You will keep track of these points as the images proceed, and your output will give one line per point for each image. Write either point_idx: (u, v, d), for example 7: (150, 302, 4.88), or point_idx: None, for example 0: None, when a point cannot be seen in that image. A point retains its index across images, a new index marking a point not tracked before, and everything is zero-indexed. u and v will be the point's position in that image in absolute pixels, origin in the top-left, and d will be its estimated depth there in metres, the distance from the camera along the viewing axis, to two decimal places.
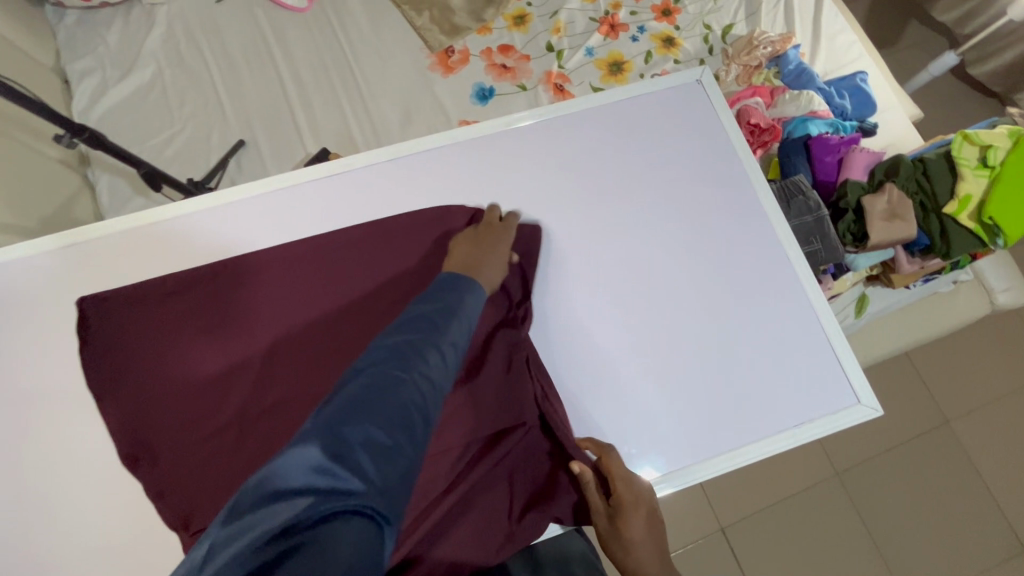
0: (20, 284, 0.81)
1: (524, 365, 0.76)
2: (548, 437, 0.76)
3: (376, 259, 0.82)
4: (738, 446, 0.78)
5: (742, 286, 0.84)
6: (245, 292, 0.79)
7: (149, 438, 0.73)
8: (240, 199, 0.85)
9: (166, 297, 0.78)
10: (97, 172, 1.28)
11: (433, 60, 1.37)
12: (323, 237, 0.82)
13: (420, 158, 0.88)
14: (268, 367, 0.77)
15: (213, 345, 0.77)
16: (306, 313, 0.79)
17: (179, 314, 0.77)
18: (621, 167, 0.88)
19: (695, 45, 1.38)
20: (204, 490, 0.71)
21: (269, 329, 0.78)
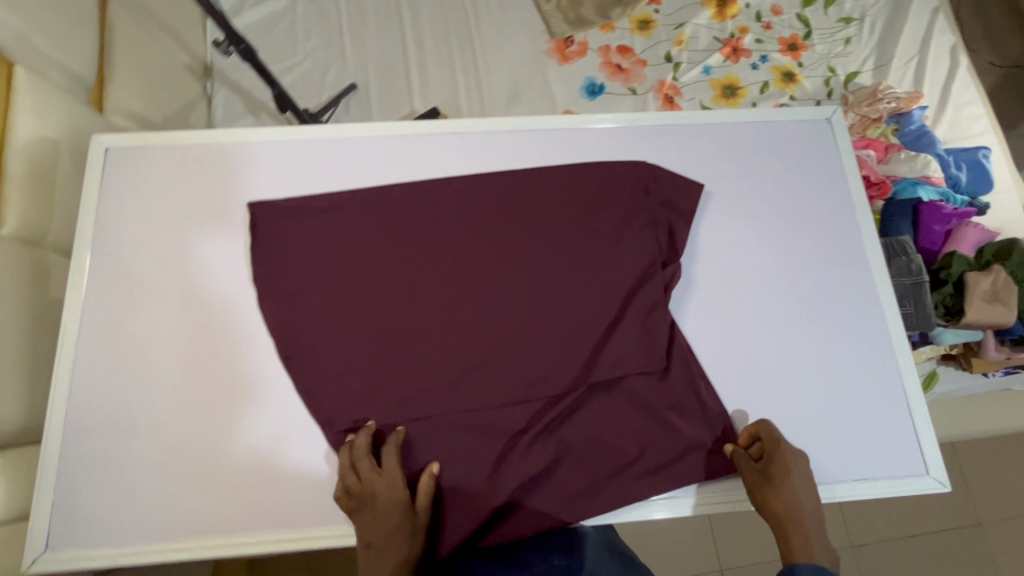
0: (146, 170, 0.83)
1: (645, 321, 0.79)
2: (654, 394, 0.78)
3: (523, 185, 0.83)
4: None
5: (839, 328, 0.81)
6: (389, 211, 0.80)
7: (302, 336, 0.76)
8: (348, 136, 0.84)
9: (314, 211, 0.80)
10: (216, 85, 1.35)
11: (551, 46, 1.38)
12: (463, 175, 0.83)
13: (529, 135, 0.86)
14: (413, 284, 0.78)
15: (359, 253, 0.78)
16: (450, 232, 0.80)
17: (317, 226, 0.80)
18: (730, 188, 0.86)
19: (815, 85, 1.35)
20: (350, 395, 0.75)
21: (414, 245, 0.79)
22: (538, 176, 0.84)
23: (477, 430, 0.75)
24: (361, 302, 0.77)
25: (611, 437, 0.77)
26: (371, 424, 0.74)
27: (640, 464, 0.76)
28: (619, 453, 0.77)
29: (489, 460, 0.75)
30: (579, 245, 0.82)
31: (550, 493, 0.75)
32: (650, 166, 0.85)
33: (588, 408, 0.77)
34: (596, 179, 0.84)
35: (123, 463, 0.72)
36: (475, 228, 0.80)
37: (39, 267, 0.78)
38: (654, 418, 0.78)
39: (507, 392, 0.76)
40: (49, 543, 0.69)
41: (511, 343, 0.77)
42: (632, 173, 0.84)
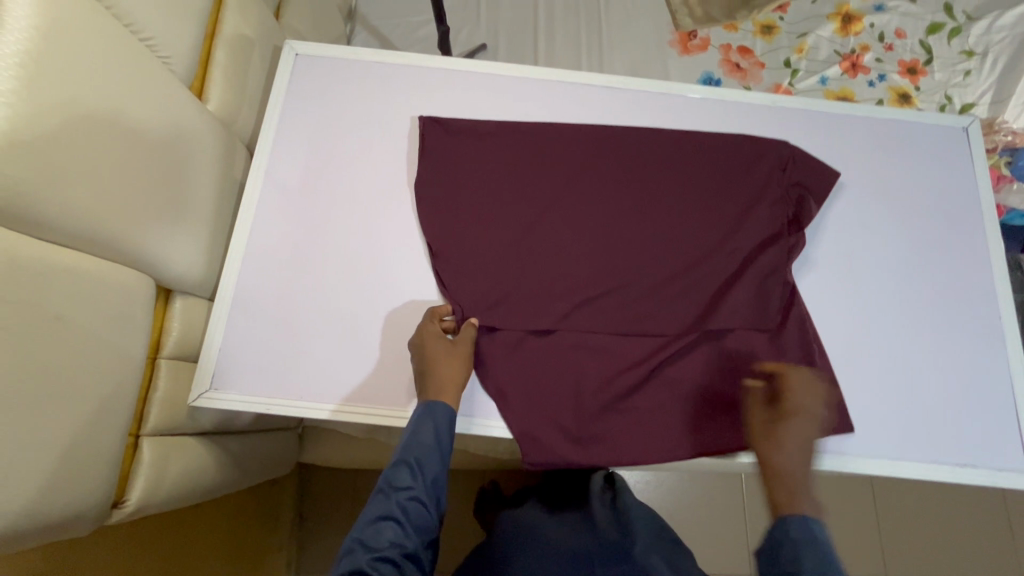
0: (332, 77, 0.92)
1: (763, 282, 0.83)
2: (761, 354, 0.81)
3: (664, 142, 0.90)
4: (895, 456, 0.78)
5: (952, 321, 0.84)
6: (544, 151, 0.90)
7: (452, 238, 0.85)
8: (517, 77, 0.94)
9: (478, 135, 0.89)
10: (358, 28, 1.45)
11: (674, 37, 1.44)
12: (613, 128, 0.91)
13: (677, 100, 0.94)
14: (555, 213, 0.87)
15: (514, 177, 0.88)
16: (593, 175, 0.89)
17: (479, 148, 0.89)
18: (862, 175, 0.90)
19: (929, 110, 1.38)
20: (485, 297, 0.83)
21: (560, 180, 0.89)
22: (682, 139, 0.90)
23: (590, 352, 0.82)
24: (508, 224, 0.87)
25: (713, 387, 0.81)
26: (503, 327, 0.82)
27: (742, 418, 0.79)
28: (721, 403, 0.80)
29: (595, 382, 0.81)
30: (710, 207, 0.87)
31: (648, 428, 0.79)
32: (791, 145, 0.89)
33: (697, 356, 0.82)
34: (737, 149, 0.89)
35: (282, 325, 0.80)
36: (616, 179, 0.89)
37: (230, 147, 0.87)
38: (758, 377, 0.81)
39: (621, 323, 0.83)
40: (213, 383, 0.77)
41: (633, 283, 0.85)
42: (777, 150, 0.88)
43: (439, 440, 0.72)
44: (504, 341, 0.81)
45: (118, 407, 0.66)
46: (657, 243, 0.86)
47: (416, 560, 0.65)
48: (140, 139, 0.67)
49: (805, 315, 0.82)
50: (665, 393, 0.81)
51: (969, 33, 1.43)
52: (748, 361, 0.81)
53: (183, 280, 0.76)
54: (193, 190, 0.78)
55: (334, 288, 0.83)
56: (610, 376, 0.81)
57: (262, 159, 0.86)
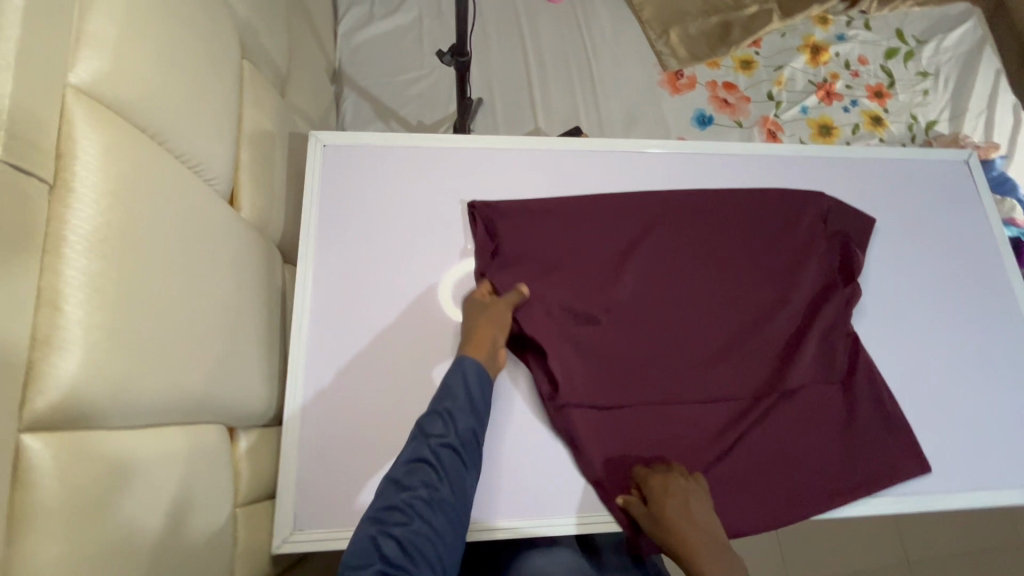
0: (366, 166, 0.87)
1: (825, 333, 0.86)
2: (836, 407, 0.83)
3: (713, 201, 0.92)
4: (975, 488, 0.81)
5: (993, 345, 0.90)
6: (601, 219, 0.89)
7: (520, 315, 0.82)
8: (559, 150, 0.93)
9: (532, 211, 0.88)
10: (346, 90, 1.38)
11: (662, 78, 1.48)
12: (662, 190, 0.92)
13: (716, 159, 0.96)
14: (619, 278, 0.86)
15: (573, 246, 0.87)
16: (651, 238, 0.89)
17: (534, 219, 0.87)
18: (890, 215, 0.96)
19: (900, 130, 1.49)
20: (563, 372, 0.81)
21: (618, 246, 0.88)
22: (729, 197, 0.92)
23: (675, 421, 0.81)
24: (578, 297, 0.85)
25: (798, 445, 0.81)
26: (585, 403, 0.79)
27: (831, 478, 0.79)
28: (810, 465, 0.80)
29: (686, 452, 0.79)
30: (764, 264, 0.90)
31: (741, 499, 0.77)
32: (824, 197, 0.94)
33: (781, 418, 0.82)
34: (780, 203, 0.93)
35: (360, 445, 0.74)
36: (675, 243, 0.89)
37: (269, 254, 0.81)
38: (836, 430, 0.82)
39: (701, 387, 0.82)
40: (296, 525, 0.70)
41: (708, 349, 0.85)
42: (814, 203, 0.93)
43: (470, 392, 0.70)
44: (589, 418, 0.79)
45: None
46: (724, 306, 0.87)
47: (449, 509, 0.63)
48: (204, 277, 0.61)
49: (870, 365, 0.85)
50: (756, 457, 0.79)
51: (920, 56, 1.56)
52: (826, 414, 0.83)
53: (247, 418, 0.69)
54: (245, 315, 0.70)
55: (405, 397, 0.76)
56: (699, 445, 0.79)
57: (308, 264, 0.81)
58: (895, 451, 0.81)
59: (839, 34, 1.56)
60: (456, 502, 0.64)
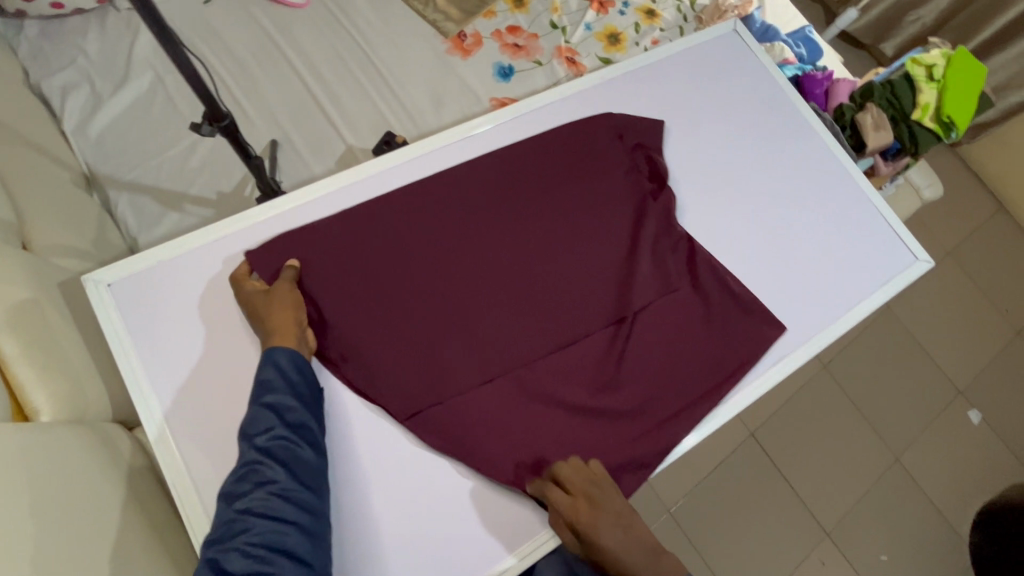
0: (164, 287, 0.73)
1: (662, 237, 0.90)
2: (693, 300, 0.88)
3: (519, 155, 0.90)
4: (848, 309, 0.94)
5: (810, 183, 1.02)
6: (413, 218, 0.83)
7: (363, 345, 0.75)
8: (363, 173, 0.86)
9: (345, 238, 0.79)
10: (112, 193, 1.15)
11: (448, 45, 1.42)
12: (469, 163, 0.88)
13: (521, 119, 0.95)
14: (451, 265, 0.81)
15: (393, 252, 0.80)
16: (471, 211, 0.85)
17: (346, 244, 0.79)
18: (686, 106, 1.03)
19: (672, 14, 1.57)
20: (428, 382, 0.75)
21: (440, 232, 0.83)
22: (528, 148, 0.91)
23: (557, 378, 0.80)
24: (418, 305, 0.79)
25: (669, 350, 0.84)
26: (462, 402, 0.76)
27: (708, 371, 0.85)
28: (686, 369, 0.84)
29: (574, 402, 0.79)
30: (583, 198, 0.90)
31: (637, 425, 0.80)
32: (616, 115, 0.96)
33: (650, 335, 0.85)
34: (585, 134, 0.94)
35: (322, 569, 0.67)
36: (493, 212, 0.86)
37: (105, 440, 0.67)
38: (699, 322, 0.87)
39: (566, 337, 0.82)
40: None
41: (564, 300, 0.84)
42: (608, 123, 0.95)
43: (292, 380, 0.67)
44: (471, 416, 0.75)
45: None
46: (563, 254, 0.86)
47: (295, 494, 0.62)
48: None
49: (710, 253, 0.90)
50: (638, 379, 0.82)
51: None
52: (686, 311, 0.87)
53: None
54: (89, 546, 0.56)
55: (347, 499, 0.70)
56: (583, 391, 0.80)
57: (155, 428, 0.67)
58: (750, 322, 0.88)
59: None
60: (303, 483, 0.63)
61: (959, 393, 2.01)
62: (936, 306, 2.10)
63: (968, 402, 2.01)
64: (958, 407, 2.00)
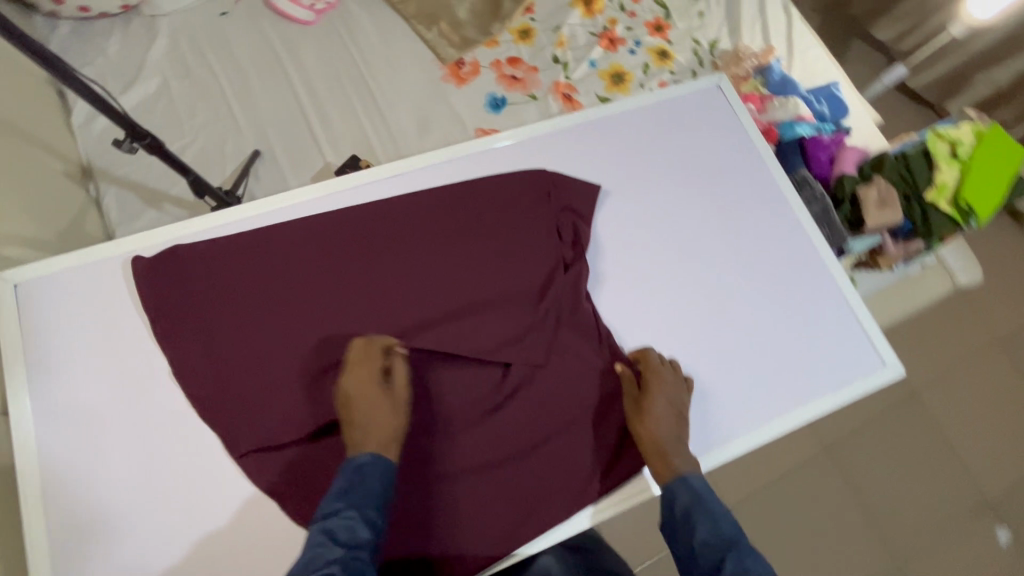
0: (66, 304, 0.77)
1: (563, 309, 0.85)
2: (584, 383, 0.82)
3: (432, 202, 0.87)
4: (785, 407, 0.85)
5: (771, 265, 0.92)
6: (307, 255, 0.82)
7: (218, 379, 0.75)
8: (271, 206, 0.85)
9: (230, 268, 0.79)
10: (103, 185, 1.23)
11: (445, 72, 1.42)
12: (379, 204, 0.86)
13: (451, 165, 0.91)
14: (329, 309, 0.79)
15: (273, 288, 0.79)
16: (365, 257, 0.83)
17: (230, 275, 0.79)
18: (641, 164, 0.95)
19: (687, 58, 1.50)
20: (271, 426, 0.74)
21: (326, 273, 0.81)
22: (445, 196, 0.88)
23: (412, 441, 0.77)
24: (289, 343, 0.77)
25: (542, 432, 0.80)
26: (304, 454, 0.74)
27: (574, 463, 0.80)
28: (554, 454, 0.80)
29: (423, 468, 0.77)
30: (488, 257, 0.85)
31: (485, 503, 0.77)
32: (549, 173, 0.90)
33: (526, 412, 0.81)
34: (510, 189, 0.89)
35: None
36: (389, 259, 0.83)
37: None
38: (583, 409, 0.82)
39: (431, 402, 0.79)
40: None
41: (441, 363, 0.80)
42: (536, 181, 0.89)
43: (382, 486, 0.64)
44: (307, 469, 0.74)
45: None
46: (453, 313, 0.82)
47: None
48: None
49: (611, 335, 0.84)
50: (498, 455, 0.78)
51: None
52: (572, 393, 0.82)
53: None
54: None
55: (192, 526, 0.71)
56: (435, 459, 0.77)
57: (30, 440, 0.71)
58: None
59: None
60: None
61: (987, 506, 1.76)
62: (975, 400, 1.84)
63: (996, 518, 1.75)
64: (983, 522, 1.74)
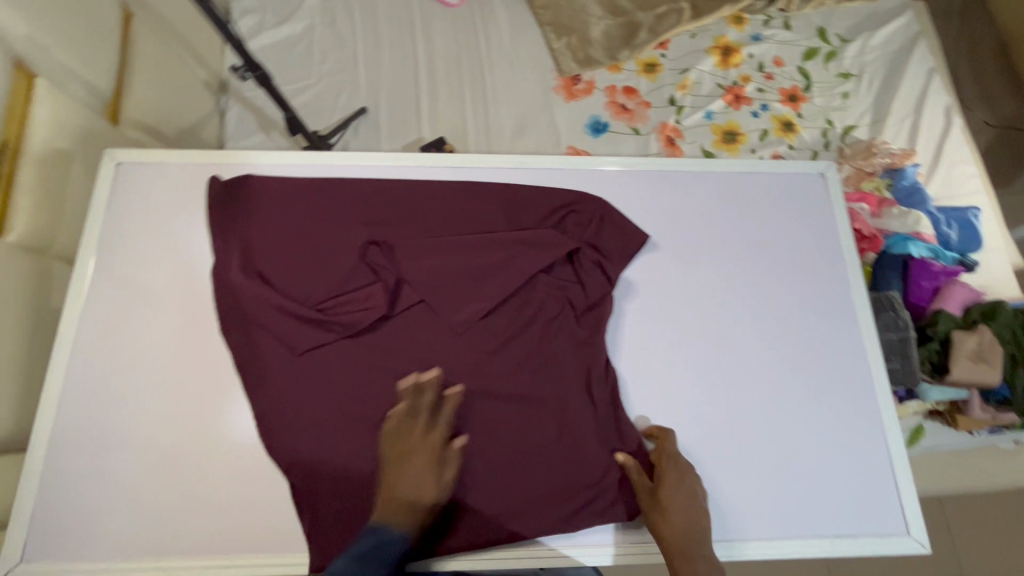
0: (149, 198, 0.84)
1: (578, 344, 0.80)
2: (574, 424, 0.77)
3: (487, 196, 0.86)
4: (775, 536, 0.75)
5: (816, 381, 0.82)
6: (353, 210, 0.84)
7: (241, 297, 0.80)
8: (339, 159, 0.88)
9: (284, 204, 0.84)
10: (231, 101, 1.37)
11: (558, 83, 1.43)
12: (436, 187, 0.86)
13: (515, 172, 0.89)
14: (357, 266, 0.82)
15: (315, 231, 0.83)
16: (406, 229, 0.84)
17: (283, 207, 0.84)
18: (710, 231, 0.88)
19: (813, 136, 1.39)
20: (274, 355, 0.79)
21: (366, 232, 0.83)
22: (494, 195, 0.86)
23: (387, 418, 0.76)
24: (314, 286, 0.81)
25: (516, 456, 0.76)
26: (289, 393, 0.77)
27: (531, 503, 0.74)
28: (520, 484, 0.75)
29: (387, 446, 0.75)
30: (516, 266, 0.81)
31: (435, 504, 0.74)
32: (609, 205, 0.86)
33: (505, 430, 0.76)
34: (564, 208, 0.85)
35: (125, 458, 0.74)
36: (422, 240, 0.83)
37: (44, 273, 0.81)
38: (565, 450, 0.76)
39: (419, 387, 0.78)
40: (26, 555, 0.70)
41: (440, 351, 0.80)
42: (587, 206, 0.85)
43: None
44: (287, 406, 0.76)
45: None
46: (463, 311, 0.80)
47: None
48: None
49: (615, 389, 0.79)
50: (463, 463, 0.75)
51: (844, 55, 1.46)
52: (559, 429, 0.77)
53: None
54: None
55: (173, 420, 0.76)
56: None
57: (76, 304, 0.79)
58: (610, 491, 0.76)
59: (754, 34, 1.47)
60: None
61: None
62: None
63: None
64: None
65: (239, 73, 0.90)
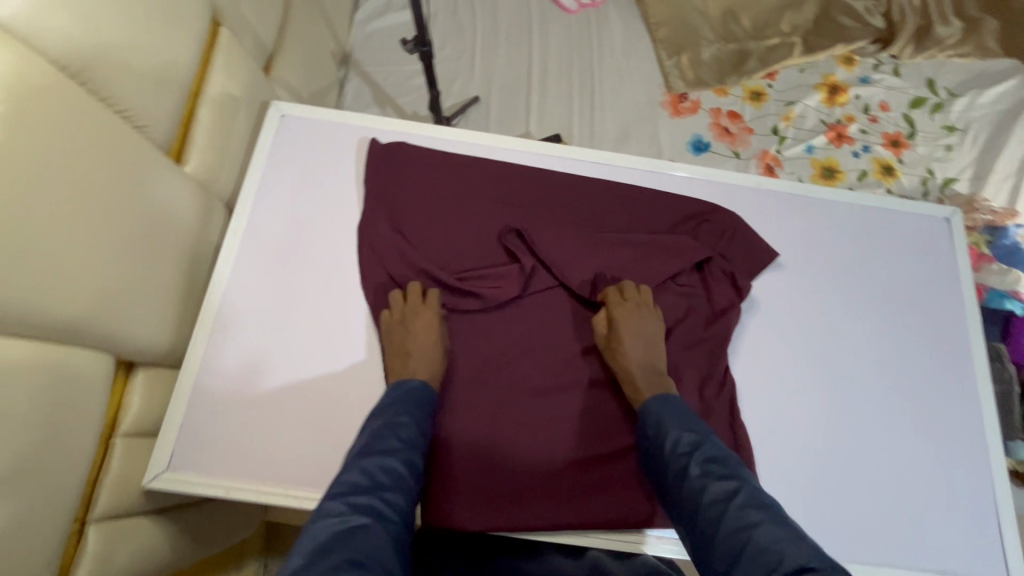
0: (310, 151, 0.90)
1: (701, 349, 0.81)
2: None
3: (623, 196, 0.89)
4: (879, 562, 0.75)
5: (926, 418, 0.83)
6: (497, 191, 0.88)
7: (386, 256, 0.83)
8: (485, 140, 0.92)
9: (434, 176, 0.88)
10: (351, 74, 1.43)
11: (665, 99, 1.46)
12: (576, 179, 0.90)
13: (650, 175, 0.92)
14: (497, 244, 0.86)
15: (460, 206, 0.87)
16: (545, 215, 0.88)
17: (432, 179, 0.88)
18: (834, 257, 0.90)
19: (912, 183, 1.40)
20: None
21: (507, 214, 0.87)
22: (630, 195, 0.89)
23: (512, 391, 0.79)
24: (454, 256, 0.85)
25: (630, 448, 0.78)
26: None
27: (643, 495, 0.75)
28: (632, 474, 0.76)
29: (511, 418, 0.77)
30: (648, 267, 0.84)
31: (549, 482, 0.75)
32: (740, 220, 0.88)
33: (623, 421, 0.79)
34: (697, 217, 0.88)
35: (264, 389, 0.78)
36: (562, 229, 0.86)
37: (207, 207, 0.86)
38: None
39: (544, 366, 0.80)
40: (170, 464, 0.74)
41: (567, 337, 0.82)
42: (720, 218, 0.88)
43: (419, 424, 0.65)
44: None
45: (63, 506, 0.61)
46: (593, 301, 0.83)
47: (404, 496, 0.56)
48: (121, 219, 0.67)
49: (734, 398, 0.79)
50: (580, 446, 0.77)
51: (951, 108, 1.47)
52: None
53: (145, 356, 0.73)
54: (154, 265, 0.73)
55: (309, 358, 0.80)
56: (523, 416, 0.78)
57: (234, 238, 0.84)
58: None
59: (862, 77, 1.50)
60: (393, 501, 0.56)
61: None
62: None
63: None
64: None
65: (407, 48, 0.96)
